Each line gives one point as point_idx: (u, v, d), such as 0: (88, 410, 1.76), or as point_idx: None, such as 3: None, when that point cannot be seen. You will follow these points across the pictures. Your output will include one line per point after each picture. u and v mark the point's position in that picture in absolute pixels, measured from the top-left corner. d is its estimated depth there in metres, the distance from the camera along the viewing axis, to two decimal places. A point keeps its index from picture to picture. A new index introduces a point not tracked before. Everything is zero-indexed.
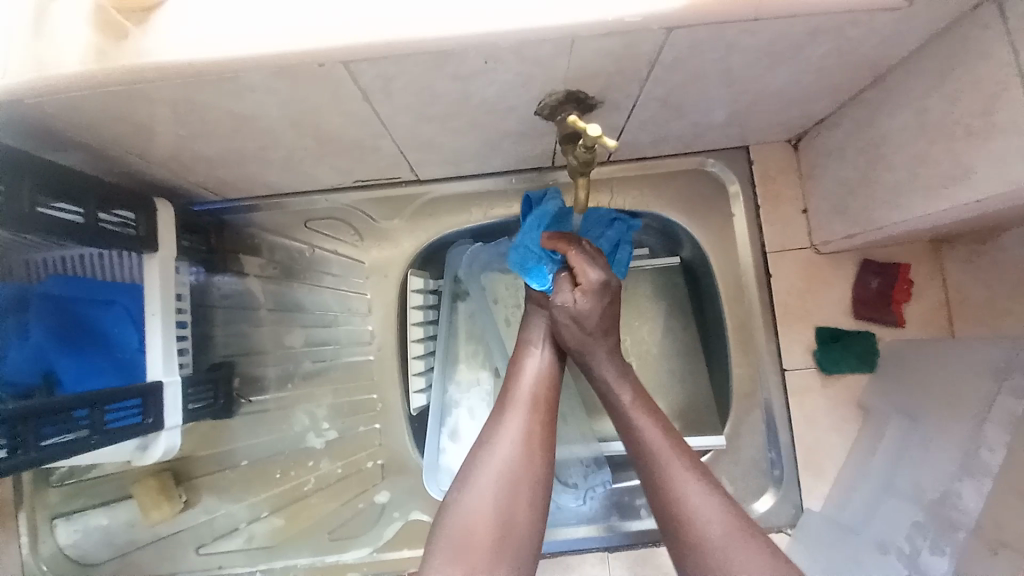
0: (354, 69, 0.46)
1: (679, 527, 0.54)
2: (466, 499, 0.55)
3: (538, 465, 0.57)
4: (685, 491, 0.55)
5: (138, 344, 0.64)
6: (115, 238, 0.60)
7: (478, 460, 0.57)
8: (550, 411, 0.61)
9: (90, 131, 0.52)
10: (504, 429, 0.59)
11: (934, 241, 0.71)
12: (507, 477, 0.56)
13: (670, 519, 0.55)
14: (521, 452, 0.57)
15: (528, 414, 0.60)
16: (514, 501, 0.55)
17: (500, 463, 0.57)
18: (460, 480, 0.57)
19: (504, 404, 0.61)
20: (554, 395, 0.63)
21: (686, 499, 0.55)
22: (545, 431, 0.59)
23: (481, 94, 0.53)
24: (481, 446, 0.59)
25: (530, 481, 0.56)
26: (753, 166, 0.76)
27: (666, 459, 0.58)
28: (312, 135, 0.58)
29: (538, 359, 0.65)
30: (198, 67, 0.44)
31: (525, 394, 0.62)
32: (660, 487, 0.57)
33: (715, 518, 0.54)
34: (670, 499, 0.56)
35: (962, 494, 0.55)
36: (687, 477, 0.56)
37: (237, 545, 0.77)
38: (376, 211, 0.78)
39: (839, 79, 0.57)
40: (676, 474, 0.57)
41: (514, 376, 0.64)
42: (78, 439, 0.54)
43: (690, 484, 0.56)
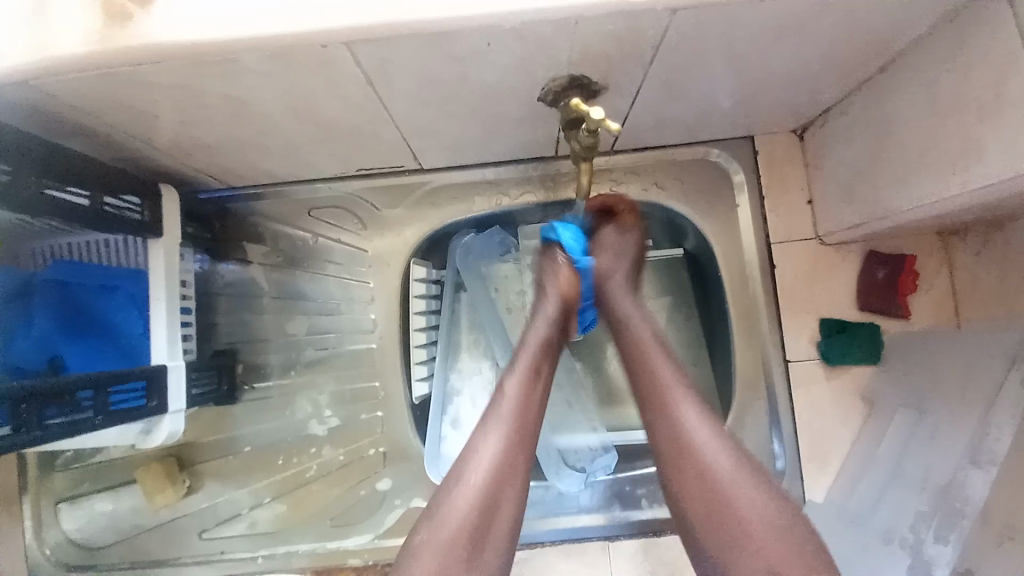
0: (356, 51, 0.46)
1: (683, 458, 0.56)
2: (437, 537, 0.53)
3: (511, 506, 0.56)
4: (683, 418, 0.57)
5: (142, 331, 0.64)
6: (121, 222, 0.60)
7: (450, 495, 0.55)
8: (529, 450, 0.59)
9: (93, 114, 0.52)
10: (479, 465, 0.56)
11: (941, 233, 0.70)
12: (480, 513, 0.54)
13: (672, 447, 0.57)
14: (495, 487, 0.55)
15: (506, 448, 0.57)
16: (485, 541, 0.53)
17: (471, 500, 0.55)
18: (433, 509, 0.55)
19: (482, 432, 0.58)
20: (535, 428, 0.60)
21: (688, 430, 0.57)
22: (521, 471, 0.57)
23: (485, 78, 0.53)
24: (454, 479, 0.56)
25: (501, 520, 0.55)
26: (758, 156, 0.76)
27: (666, 389, 0.59)
28: (314, 120, 0.58)
29: (521, 387, 0.61)
30: (198, 47, 0.44)
31: (505, 422, 0.59)
32: (665, 422, 0.58)
33: (751, 492, 0.53)
34: (675, 433, 0.57)
35: (967, 483, 0.55)
36: (686, 405, 0.58)
37: (239, 530, 0.77)
38: (379, 201, 0.78)
39: (847, 65, 0.56)
40: (676, 404, 0.58)
41: (496, 401, 0.61)
42: (81, 420, 0.54)
43: (690, 414, 0.58)
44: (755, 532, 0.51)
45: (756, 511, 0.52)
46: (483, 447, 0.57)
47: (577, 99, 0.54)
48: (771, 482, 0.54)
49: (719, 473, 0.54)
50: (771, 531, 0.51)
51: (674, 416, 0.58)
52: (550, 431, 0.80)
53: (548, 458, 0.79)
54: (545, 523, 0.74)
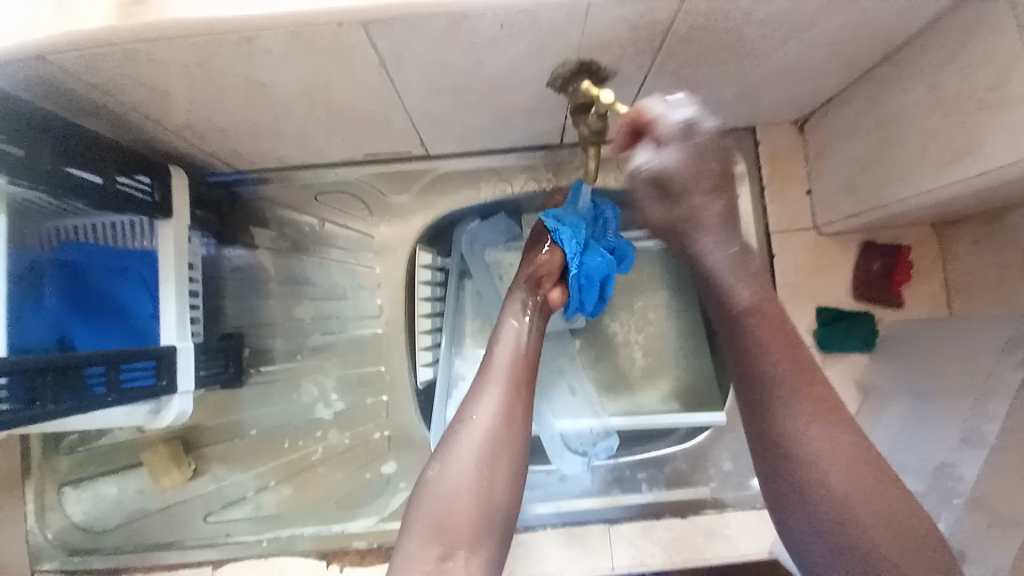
0: (372, 33, 0.47)
1: (794, 466, 0.51)
2: (447, 474, 0.53)
3: (516, 437, 0.57)
4: (809, 436, 0.51)
5: (152, 311, 0.65)
6: (132, 203, 0.61)
7: (459, 432, 0.56)
8: (527, 390, 0.61)
9: (109, 92, 0.53)
10: (484, 404, 0.57)
11: (937, 225, 0.72)
12: (487, 445, 0.55)
13: (786, 456, 0.52)
14: (501, 424, 0.57)
15: (509, 387, 0.59)
16: (492, 472, 0.54)
17: (479, 435, 0.55)
18: (442, 450, 0.56)
19: (484, 378, 0.60)
20: (531, 371, 0.63)
21: (808, 444, 0.51)
22: (524, 408, 0.59)
23: (497, 63, 0.54)
24: (459, 419, 0.57)
25: (507, 455, 0.56)
26: (760, 147, 0.77)
27: (783, 396, 0.53)
28: (327, 105, 0.59)
29: (514, 336, 0.64)
30: (216, 26, 0.44)
31: (503, 368, 0.61)
32: (780, 433, 0.52)
33: (871, 497, 0.47)
34: (788, 441, 0.52)
35: (960, 463, 0.57)
36: (804, 414, 0.52)
37: (245, 513, 0.77)
38: (386, 186, 0.78)
39: (849, 56, 0.58)
40: (793, 413, 0.52)
41: (493, 349, 0.63)
42: (96, 396, 0.55)
43: (804, 422, 0.52)
44: (878, 549, 0.46)
45: (878, 509, 0.47)
46: (485, 388, 0.59)
47: (587, 83, 0.55)
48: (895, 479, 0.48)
49: (845, 493, 0.48)
50: (891, 533, 0.46)
51: (789, 424, 0.52)
52: (553, 417, 0.79)
53: (550, 442, 0.78)
54: (547, 506, 0.75)
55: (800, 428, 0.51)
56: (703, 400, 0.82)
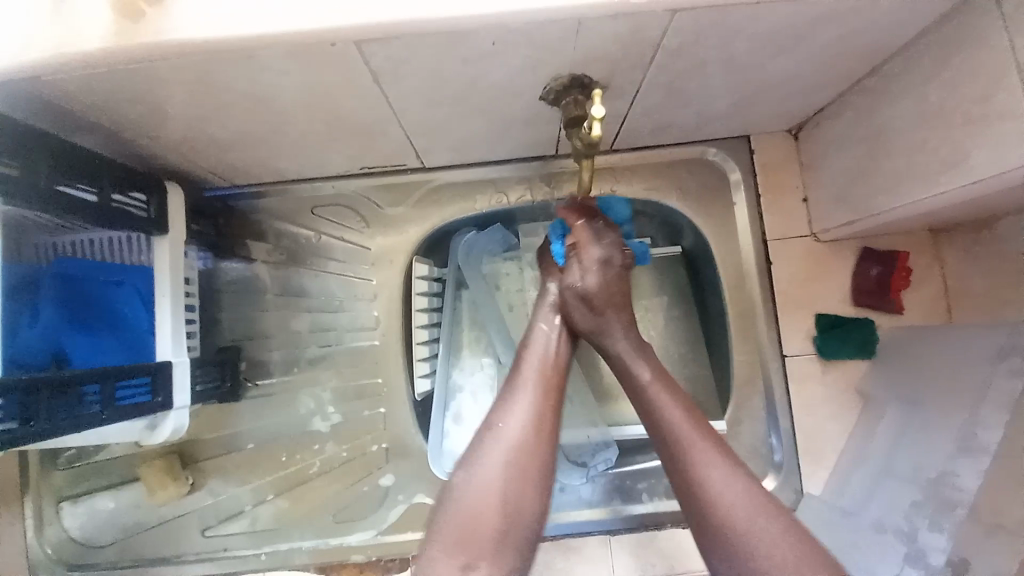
0: (366, 50, 0.47)
1: (705, 513, 0.54)
2: (472, 483, 0.54)
3: (545, 448, 0.57)
4: (712, 483, 0.54)
5: (148, 325, 0.65)
6: (128, 219, 0.61)
7: (485, 441, 0.56)
8: (559, 399, 0.60)
9: (106, 109, 0.53)
10: (515, 409, 0.58)
11: (933, 232, 0.72)
12: (516, 454, 0.55)
13: (693, 506, 0.55)
14: (530, 432, 0.57)
15: (539, 397, 0.59)
16: (518, 483, 0.54)
17: (505, 445, 0.56)
18: (467, 457, 0.56)
19: (512, 388, 0.60)
20: (563, 379, 0.62)
21: (712, 489, 0.54)
22: (554, 414, 0.59)
23: (490, 77, 0.54)
24: (487, 427, 0.58)
25: (538, 462, 0.56)
26: (755, 156, 0.77)
27: (689, 446, 0.57)
28: (325, 119, 0.59)
29: (547, 341, 0.63)
30: (214, 43, 0.45)
31: (534, 374, 0.61)
32: (688, 480, 0.55)
33: (779, 532, 0.51)
34: (696, 487, 0.55)
35: (958, 472, 0.56)
36: (712, 461, 0.55)
37: (242, 527, 0.77)
38: (382, 199, 0.80)
39: (841, 67, 0.58)
40: (701, 462, 0.55)
41: (525, 355, 0.63)
42: (88, 414, 0.55)
43: (716, 471, 0.55)
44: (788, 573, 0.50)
45: (786, 544, 0.51)
46: (515, 397, 0.59)
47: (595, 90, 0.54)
48: (783, 511, 0.53)
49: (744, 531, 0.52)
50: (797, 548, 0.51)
51: (685, 466, 0.56)
52: None
53: None
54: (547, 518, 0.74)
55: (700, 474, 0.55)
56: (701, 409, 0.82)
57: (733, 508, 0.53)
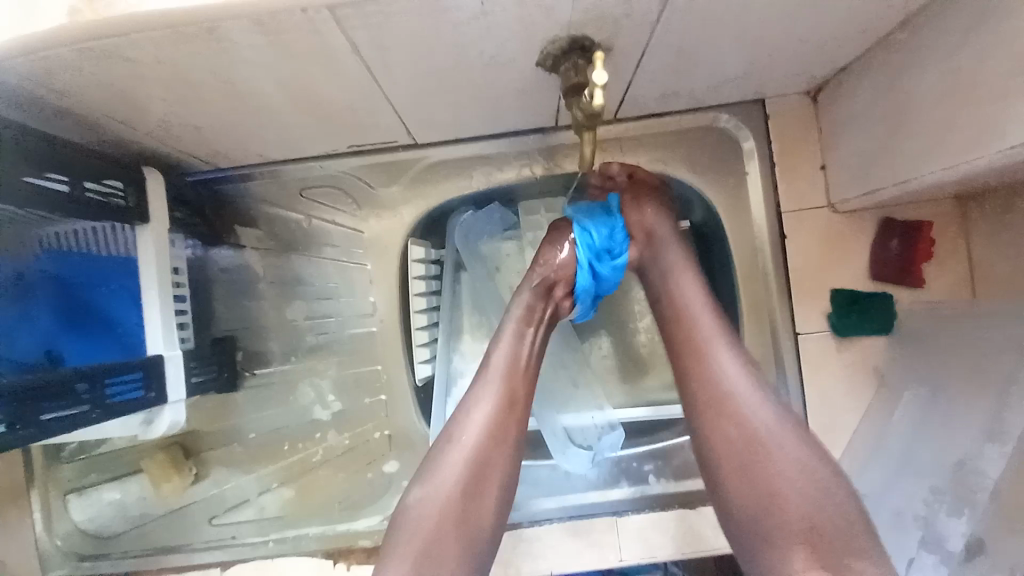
0: (341, 18, 0.43)
1: (719, 406, 0.55)
2: (429, 495, 0.54)
3: (502, 459, 0.57)
4: (728, 374, 0.56)
5: (137, 320, 0.63)
6: (105, 210, 0.58)
7: (443, 453, 0.56)
8: (523, 406, 0.60)
9: (67, 95, 0.49)
10: (473, 422, 0.57)
11: (959, 200, 0.67)
12: (473, 466, 0.55)
13: (707, 398, 0.56)
14: (489, 444, 0.56)
15: (499, 407, 0.58)
16: (475, 497, 0.55)
17: (464, 456, 0.56)
18: (425, 471, 0.56)
19: (475, 394, 0.59)
20: (528, 385, 0.61)
21: (725, 381, 0.56)
22: (515, 427, 0.58)
23: (480, 44, 0.49)
24: (446, 438, 0.57)
25: (495, 473, 0.56)
26: (770, 123, 0.72)
27: (707, 340, 0.58)
28: (304, 98, 0.55)
29: (510, 348, 0.62)
30: (174, 18, 0.40)
31: (497, 383, 0.59)
32: (703, 373, 0.57)
33: (793, 447, 0.52)
34: (711, 381, 0.56)
35: (984, 459, 0.54)
36: (727, 355, 0.57)
37: (248, 516, 0.76)
38: (373, 179, 0.76)
39: (869, 20, 0.52)
40: (717, 356, 0.57)
41: (487, 364, 0.61)
42: (79, 413, 0.53)
43: (730, 361, 0.57)
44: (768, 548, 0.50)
45: (798, 478, 0.51)
46: (476, 407, 0.58)
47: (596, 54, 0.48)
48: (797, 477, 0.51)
49: (762, 432, 0.53)
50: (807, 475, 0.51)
51: (697, 364, 0.58)
52: (557, 411, 0.79)
53: (555, 439, 0.76)
54: (552, 502, 0.74)
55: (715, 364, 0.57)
56: None
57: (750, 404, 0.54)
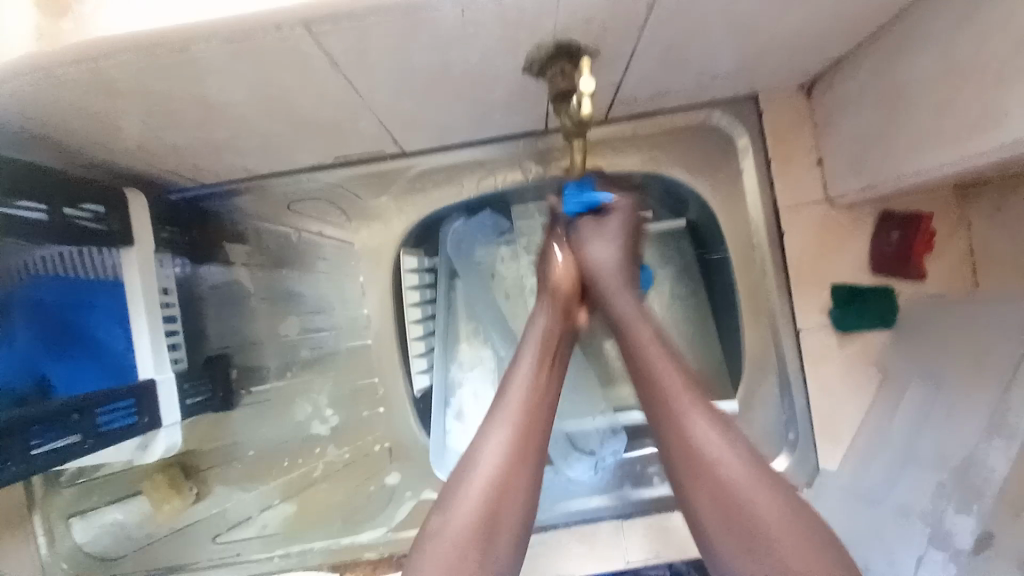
0: (315, 36, 0.41)
1: (698, 470, 0.53)
2: (439, 543, 0.51)
3: (521, 486, 0.55)
4: (706, 443, 0.54)
5: (126, 344, 0.62)
6: (87, 234, 0.56)
7: (485, 434, 0.57)
8: (541, 433, 0.58)
9: (43, 121, 0.48)
10: (511, 402, 0.58)
11: (958, 188, 0.66)
12: (492, 496, 0.54)
13: (685, 459, 0.54)
14: (529, 421, 0.58)
15: (536, 393, 0.59)
16: (494, 529, 0.53)
17: (506, 436, 0.56)
18: (468, 449, 0.57)
19: (487, 433, 0.57)
20: (558, 371, 0.63)
21: (703, 443, 0.54)
22: (551, 407, 0.60)
23: (463, 55, 0.48)
24: (489, 417, 0.58)
25: (533, 453, 0.57)
26: (764, 118, 0.71)
27: (677, 402, 0.56)
28: (284, 114, 0.54)
29: (545, 330, 0.64)
30: (144, 44, 0.39)
31: (533, 369, 0.61)
32: (677, 433, 0.55)
33: (768, 500, 0.51)
34: (685, 439, 0.55)
35: (989, 456, 0.52)
36: (699, 420, 0.55)
37: (253, 532, 0.77)
38: (362, 190, 0.74)
39: (863, 12, 0.51)
40: (691, 420, 0.55)
41: (522, 348, 0.63)
42: (69, 446, 0.52)
43: (704, 426, 0.54)
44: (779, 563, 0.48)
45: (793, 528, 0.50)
46: (492, 436, 0.57)
47: (586, 61, 0.47)
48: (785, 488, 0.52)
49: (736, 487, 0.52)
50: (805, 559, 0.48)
51: (678, 434, 0.55)
52: (559, 417, 0.78)
53: (557, 445, 0.77)
54: (557, 508, 0.74)
55: (686, 425, 0.55)
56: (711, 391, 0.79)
57: (721, 459, 0.53)
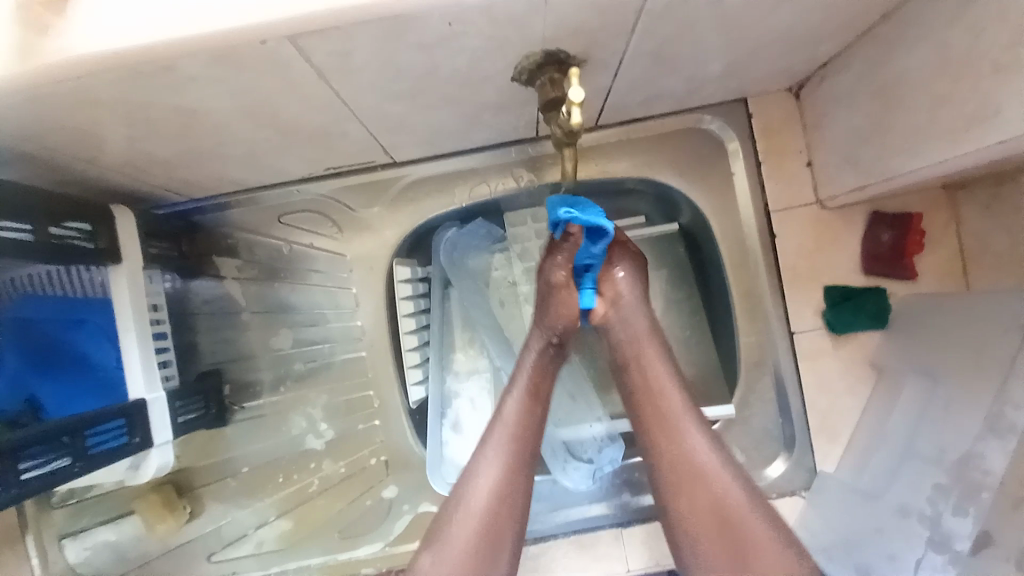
0: (301, 47, 0.41)
1: (696, 484, 0.57)
2: None
3: (507, 522, 0.58)
4: (698, 452, 0.58)
5: (116, 361, 0.60)
6: (73, 253, 0.55)
7: (452, 514, 0.58)
8: (529, 467, 0.61)
9: (24, 139, 0.47)
10: (480, 483, 0.59)
11: (947, 187, 0.66)
12: (481, 529, 0.57)
13: (684, 470, 0.58)
14: (496, 507, 0.58)
15: (507, 469, 0.60)
16: (483, 565, 0.56)
17: (472, 519, 0.58)
18: (435, 531, 0.59)
19: (453, 520, 0.58)
20: (534, 446, 0.62)
21: (698, 456, 0.58)
22: (523, 485, 0.60)
23: (451, 64, 0.48)
24: (457, 499, 0.59)
25: (503, 535, 0.58)
26: (753, 121, 0.71)
27: (676, 416, 0.60)
28: (272, 125, 0.53)
29: (519, 405, 0.63)
30: (125, 58, 0.38)
31: (503, 448, 0.61)
32: (672, 448, 0.59)
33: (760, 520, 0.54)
34: (678, 448, 0.59)
35: (987, 455, 0.52)
36: (693, 428, 0.59)
37: (247, 551, 0.76)
38: (354, 201, 0.74)
39: (849, 15, 0.51)
40: (685, 429, 0.59)
41: (494, 421, 0.63)
42: (61, 469, 0.51)
43: (696, 438, 0.59)
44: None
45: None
46: (484, 466, 0.60)
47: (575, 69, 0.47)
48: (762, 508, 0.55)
49: (730, 502, 0.55)
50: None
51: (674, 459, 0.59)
52: (554, 426, 0.78)
53: (554, 454, 0.76)
54: (555, 516, 0.74)
55: (680, 440, 0.59)
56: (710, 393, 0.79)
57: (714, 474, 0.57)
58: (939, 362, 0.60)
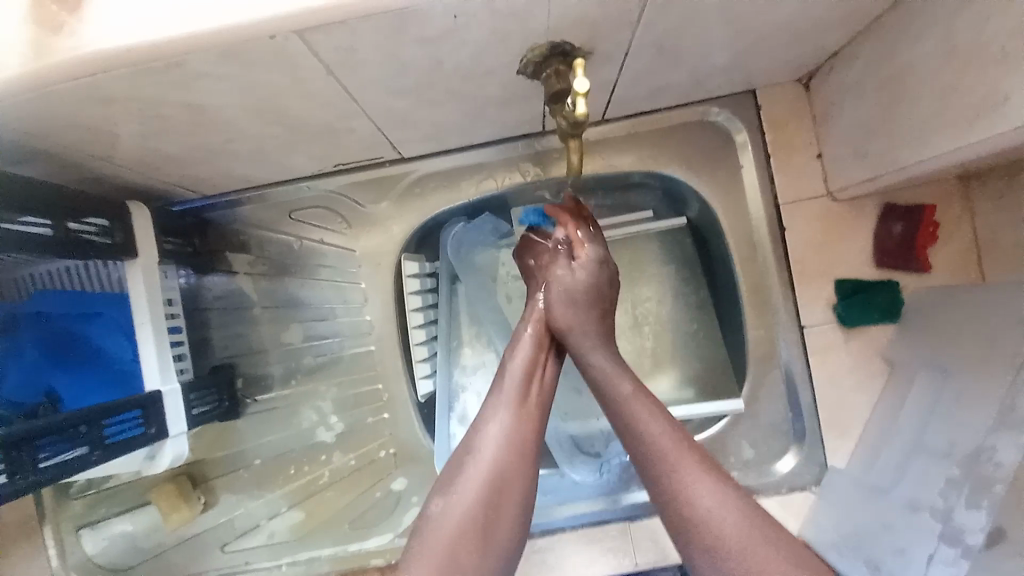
0: (308, 43, 0.42)
1: (665, 477, 0.52)
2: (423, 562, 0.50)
3: (518, 471, 0.56)
4: (659, 441, 0.54)
5: (132, 355, 0.62)
6: (92, 248, 0.56)
7: (464, 464, 0.55)
8: (537, 417, 0.59)
9: (43, 136, 0.48)
10: (490, 429, 0.57)
11: (959, 178, 0.65)
12: (492, 479, 0.54)
13: (655, 462, 0.54)
14: (507, 454, 0.56)
15: (517, 418, 0.58)
16: (496, 514, 0.53)
17: (484, 467, 0.55)
18: (444, 483, 0.55)
19: (461, 469, 0.55)
20: (543, 398, 0.61)
21: (657, 445, 0.54)
22: (534, 432, 0.58)
23: (455, 58, 0.48)
24: (466, 450, 0.56)
25: (514, 484, 0.55)
26: (761, 113, 0.70)
27: (627, 402, 0.57)
28: (281, 122, 0.54)
29: (527, 358, 0.62)
30: (138, 54, 0.40)
31: (512, 396, 0.59)
32: (635, 439, 0.55)
33: (735, 509, 0.50)
34: (637, 437, 0.55)
35: (999, 448, 0.50)
36: (652, 418, 0.56)
37: (260, 541, 0.77)
38: (363, 197, 0.75)
39: (856, 3, 0.51)
40: (640, 416, 0.56)
41: (502, 374, 0.61)
42: (77, 457, 0.53)
43: (654, 426, 0.55)
44: None
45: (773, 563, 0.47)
46: (493, 418, 0.58)
47: (579, 61, 0.47)
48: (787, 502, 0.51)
49: (701, 497, 0.50)
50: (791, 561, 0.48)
51: (646, 448, 0.54)
52: (561, 420, 0.78)
53: (561, 448, 0.76)
54: (562, 510, 0.74)
55: (646, 429, 0.55)
56: (719, 388, 0.79)
57: (680, 466, 0.52)
58: (950, 356, 0.59)
